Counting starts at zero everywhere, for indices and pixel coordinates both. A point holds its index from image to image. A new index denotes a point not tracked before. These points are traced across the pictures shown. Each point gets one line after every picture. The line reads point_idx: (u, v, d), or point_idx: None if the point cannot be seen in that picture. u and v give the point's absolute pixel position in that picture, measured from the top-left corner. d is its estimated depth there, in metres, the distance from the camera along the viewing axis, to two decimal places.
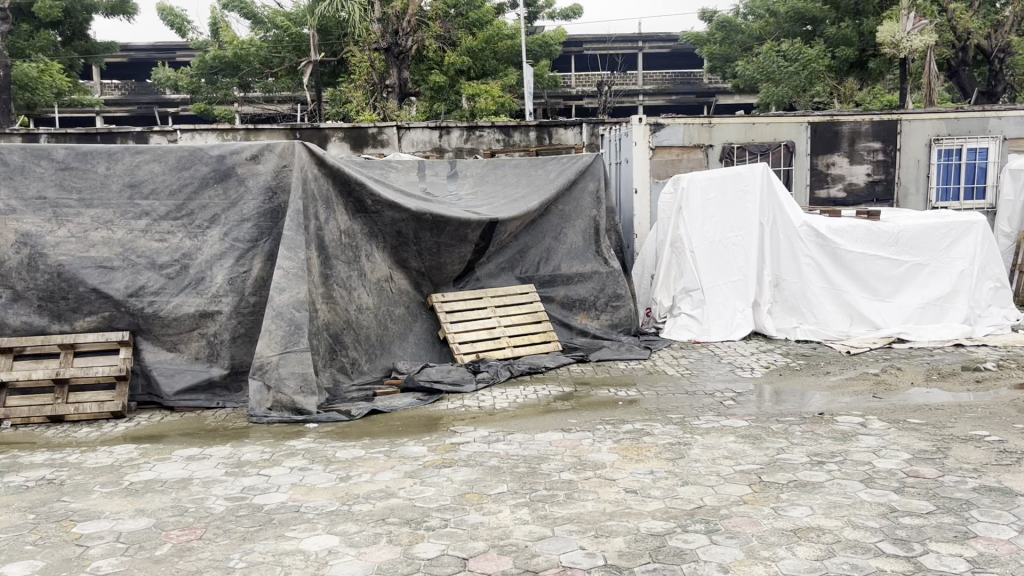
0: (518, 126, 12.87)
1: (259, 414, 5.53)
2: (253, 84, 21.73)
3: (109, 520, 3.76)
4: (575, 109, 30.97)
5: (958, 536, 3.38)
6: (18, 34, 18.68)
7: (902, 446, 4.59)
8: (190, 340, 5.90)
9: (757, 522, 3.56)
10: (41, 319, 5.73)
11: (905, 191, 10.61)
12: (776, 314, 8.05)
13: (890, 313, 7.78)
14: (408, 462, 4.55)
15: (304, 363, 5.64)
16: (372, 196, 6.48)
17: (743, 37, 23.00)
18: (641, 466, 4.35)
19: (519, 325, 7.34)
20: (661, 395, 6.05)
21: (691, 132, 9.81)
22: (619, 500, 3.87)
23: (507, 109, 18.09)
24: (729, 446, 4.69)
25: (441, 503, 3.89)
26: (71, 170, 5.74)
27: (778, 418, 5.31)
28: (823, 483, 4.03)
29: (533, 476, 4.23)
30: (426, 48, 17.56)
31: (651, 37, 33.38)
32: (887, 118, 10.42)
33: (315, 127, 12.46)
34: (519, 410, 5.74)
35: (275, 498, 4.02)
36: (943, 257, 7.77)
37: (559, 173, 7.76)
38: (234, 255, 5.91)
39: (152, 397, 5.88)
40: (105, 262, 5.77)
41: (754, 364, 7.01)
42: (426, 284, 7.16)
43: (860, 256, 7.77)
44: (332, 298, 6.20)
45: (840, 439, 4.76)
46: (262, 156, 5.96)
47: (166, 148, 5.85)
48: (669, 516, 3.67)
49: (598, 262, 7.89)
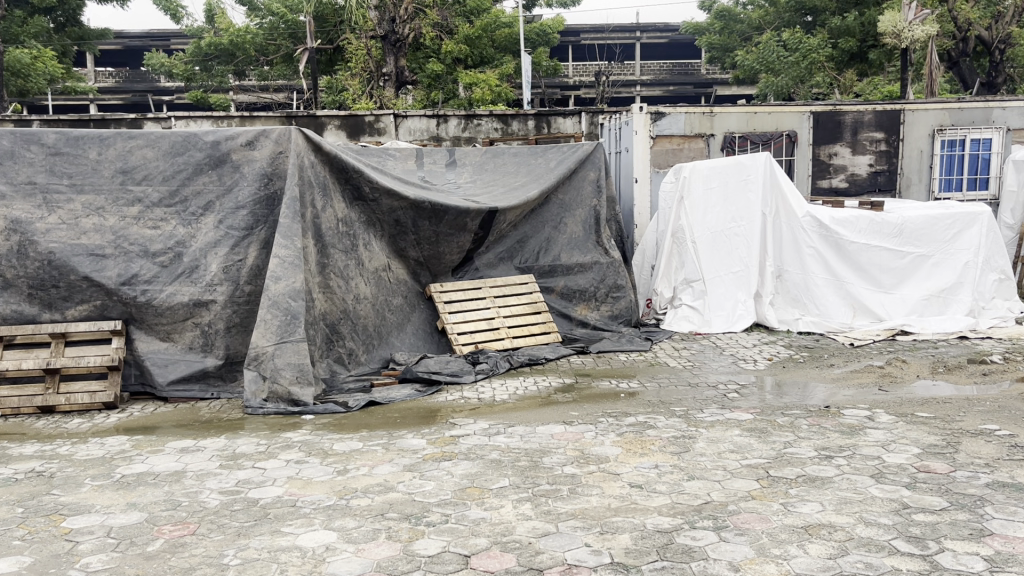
0: (516, 114, 12.66)
1: (254, 405, 5.42)
2: (249, 71, 21.59)
3: (100, 514, 3.65)
4: (572, 99, 30.86)
5: (974, 534, 3.29)
6: (10, 20, 18.35)
7: (912, 440, 4.51)
8: (184, 330, 5.78)
9: (766, 519, 3.47)
10: (31, 308, 5.60)
11: (907, 181, 10.52)
12: (778, 305, 7.99)
13: (894, 304, 7.67)
14: (407, 455, 4.45)
15: (301, 353, 5.53)
16: (370, 184, 6.33)
17: (743, 28, 22.83)
18: (645, 460, 4.24)
19: (519, 316, 7.24)
20: (663, 387, 5.96)
21: (693, 121, 9.76)
22: (624, 495, 3.77)
23: (505, 100, 17.91)
24: (735, 440, 4.59)
25: (441, 498, 3.79)
26: (62, 156, 5.60)
27: (783, 411, 5.22)
28: (833, 478, 3.94)
29: (535, 470, 4.13)
30: (424, 36, 17.40)
31: (648, 26, 33.12)
32: (890, 108, 10.32)
33: (311, 114, 12.26)
34: (520, 402, 5.64)
35: (271, 492, 3.91)
36: (948, 248, 7.66)
37: (559, 161, 7.66)
38: (228, 243, 5.78)
39: (145, 387, 5.76)
40: (97, 250, 5.64)
41: (757, 356, 6.92)
42: (425, 274, 7.04)
43: (864, 247, 7.67)
44: (329, 287, 6.09)
45: (848, 433, 4.67)
46: (257, 141, 5.84)
47: (160, 133, 5.72)
48: (675, 512, 3.57)
49: (598, 252, 7.78)
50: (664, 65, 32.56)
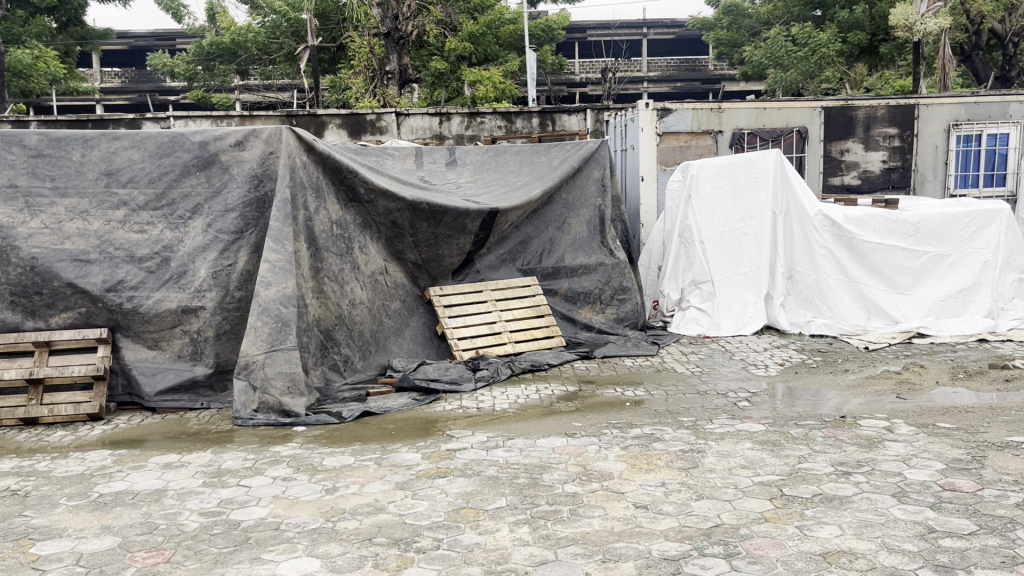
0: (520, 112, 12.43)
1: (244, 417, 5.21)
2: (252, 70, 21.38)
3: (71, 539, 3.44)
4: (579, 96, 30.64)
5: (1006, 562, 3.05)
6: (12, 20, 18.20)
7: (934, 455, 4.25)
8: (172, 338, 5.56)
9: (781, 545, 3.23)
10: (13, 316, 5.40)
11: (922, 178, 10.24)
12: (789, 308, 7.73)
13: (910, 306, 7.40)
14: (400, 471, 4.22)
15: (292, 362, 5.31)
16: (365, 184, 6.11)
17: (751, 22, 22.55)
18: (651, 477, 4.00)
19: (521, 320, 7.00)
20: (670, 396, 5.71)
21: (700, 117, 9.48)
22: (628, 517, 3.54)
23: (509, 97, 17.63)
24: (746, 454, 4.35)
25: (433, 521, 3.55)
26: (44, 157, 5.41)
27: (797, 421, 4.96)
28: (851, 498, 3.69)
29: (535, 488, 3.90)
30: (426, 33, 17.05)
31: (655, 22, 32.92)
32: (904, 102, 10.04)
33: (312, 113, 12.07)
34: (521, 411, 5.41)
35: (254, 513, 3.69)
36: (966, 247, 7.38)
37: (562, 160, 7.42)
38: (218, 247, 5.57)
39: (133, 397, 5.56)
40: (81, 255, 5.44)
41: (768, 361, 6.66)
42: (424, 277, 6.81)
43: (878, 246, 7.40)
44: (323, 292, 5.88)
45: (866, 446, 4.41)
46: (247, 141, 5.63)
47: (145, 134, 5.51)
48: (682, 537, 3.33)
49: (603, 253, 7.53)
50: (672, 62, 32.46)
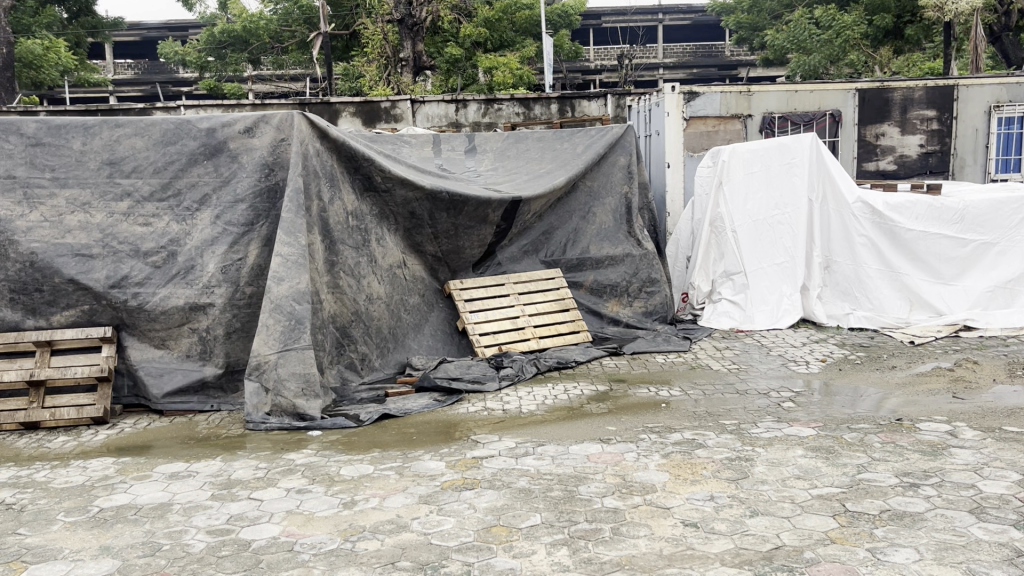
0: (538, 97, 11.97)
1: (256, 420, 4.90)
2: (264, 58, 20.99)
3: (66, 562, 3.14)
4: (593, 84, 30.17)
5: None
6: (22, 10, 18.05)
7: (1008, 464, 3.88)
8: (180, 337, 5.27)
9: (853, 571, 2.88)
10: (13, 314, 5.12)
11: (961, 162, 9.81)
12: (826, 299, 7.35)
13: (955, 297, 6.94)
14: (424, 483, 3.89)
15: (307, 361, 5.00)
16: (381, 173, 5.79)
17: (772, 5, 21.95)
18: (698, 490, 3.66)
19: (545, 314, 6.66)
20: (708, 396, 5.36)
21: (729, 101, 8.97)
22: (677, 538, 3.20)
23: (525, 85, 16.75)
24: (799, 463, 3.98)
25: (462, 541, 3.23)
26: (43, 146, 5.11)
27: (849, 425, 4.59)
28: (923, 515, 3.33)
29: (571, 503, 3.56)
30: (442, 19, 16.76)
31: (670, 7, 32.26)
32: (943, 83, 9.55)
33: (325, 101, 11.75)
34: (550, 414, 5.08)
35: (266, 532, 3.38)
36: (1016, 234, 6.86)
37: (587, 145, 7.06)
38: (227, 240, 5.26)
39: (140, 400, 5.27)
40: (83, 250, 5.14)
41: (809, 358, 6.26)
42: (443, 270, 6.49)
43: (921, 234, 6.96)
44: (338, 287, 5.56)
45: (930, 453, 4.05)
46: (257, 128, 5.31)
47: (150, 121, 5.21)
48: (740, 562, 2.99)
49: (630, 243, 7.16)
50: (688, 48, 31.92)
